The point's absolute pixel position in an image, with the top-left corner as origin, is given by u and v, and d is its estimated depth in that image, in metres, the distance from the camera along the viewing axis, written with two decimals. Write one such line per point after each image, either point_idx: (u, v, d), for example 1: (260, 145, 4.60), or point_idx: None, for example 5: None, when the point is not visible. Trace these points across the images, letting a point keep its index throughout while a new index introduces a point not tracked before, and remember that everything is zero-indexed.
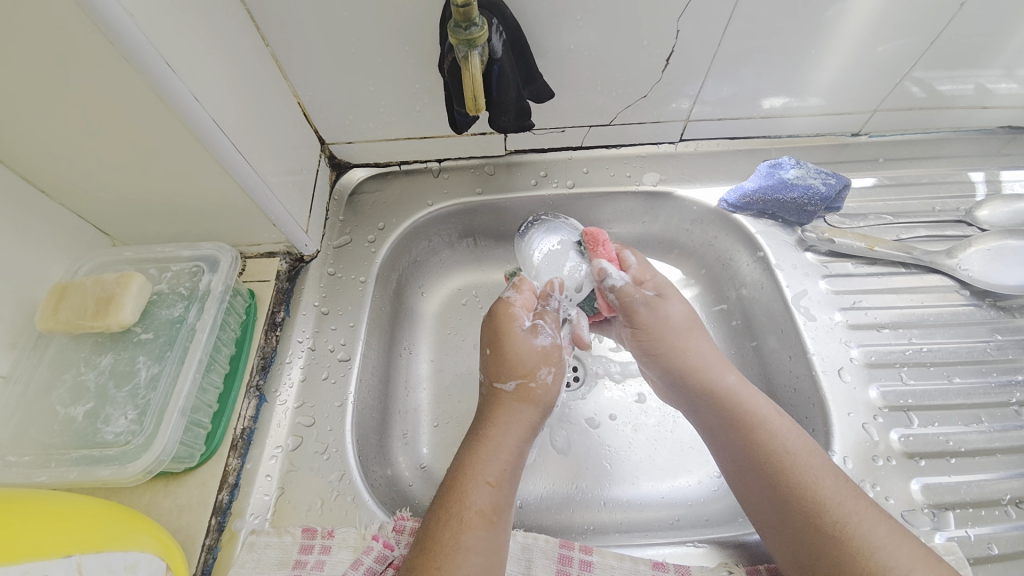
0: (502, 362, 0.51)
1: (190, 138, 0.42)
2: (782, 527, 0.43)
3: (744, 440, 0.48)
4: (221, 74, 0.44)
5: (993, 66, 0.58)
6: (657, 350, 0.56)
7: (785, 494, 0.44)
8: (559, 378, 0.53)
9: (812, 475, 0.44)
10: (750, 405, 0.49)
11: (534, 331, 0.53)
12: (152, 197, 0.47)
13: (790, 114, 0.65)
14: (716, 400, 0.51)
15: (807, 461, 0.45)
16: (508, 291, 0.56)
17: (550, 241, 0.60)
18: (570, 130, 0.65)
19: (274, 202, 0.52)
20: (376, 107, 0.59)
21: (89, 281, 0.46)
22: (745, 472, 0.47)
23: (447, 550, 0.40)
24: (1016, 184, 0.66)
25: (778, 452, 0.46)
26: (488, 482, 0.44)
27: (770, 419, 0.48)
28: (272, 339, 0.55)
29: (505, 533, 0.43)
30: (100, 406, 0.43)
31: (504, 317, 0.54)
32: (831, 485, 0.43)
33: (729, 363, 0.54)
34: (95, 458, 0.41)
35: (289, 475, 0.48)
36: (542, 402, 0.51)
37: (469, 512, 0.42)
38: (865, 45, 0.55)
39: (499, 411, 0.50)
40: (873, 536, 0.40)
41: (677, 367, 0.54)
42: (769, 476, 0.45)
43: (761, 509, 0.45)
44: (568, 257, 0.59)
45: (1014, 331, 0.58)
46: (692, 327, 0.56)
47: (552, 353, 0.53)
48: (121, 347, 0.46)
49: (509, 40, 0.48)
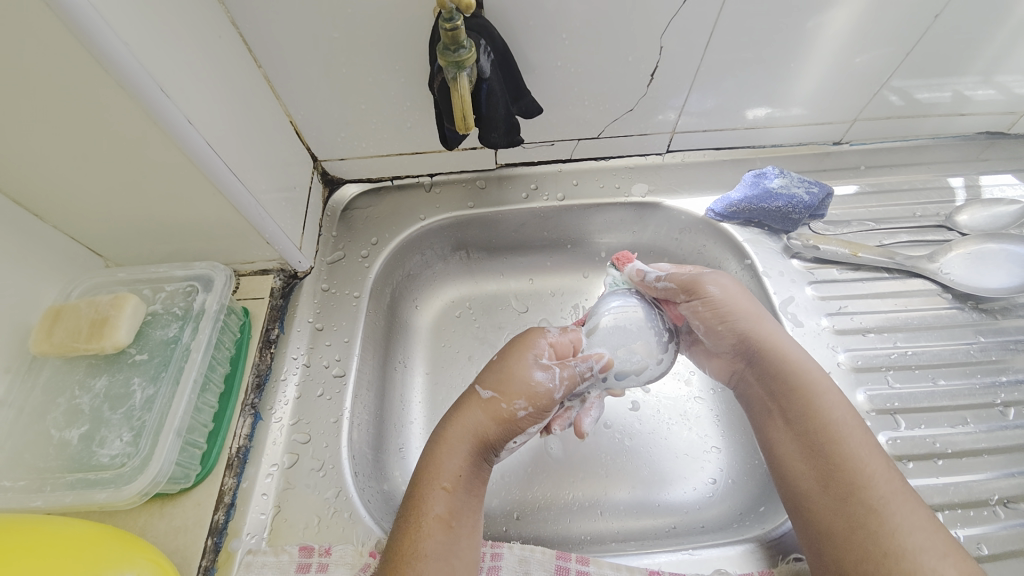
0: (497, 372, 0.51)
1: (184, 159, 0.42)
2: (822, 493, 0.44)
3: (801, 409, 0.48)
4: (214, 95, 0.45)
5: (968, 73, 0.60)
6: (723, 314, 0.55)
7: (831, 464, 0.45)
8: (526, 421, 0.50)
9: (863, 451, 0.45)
10: (812, 375, 0.50)
11: (543, 369, 0.51)
12: (144, 215, 0.48)
13: (773, 124, 0.66)
14: (780, 363, 0.51)
15: (863, 437, 0.45)
16: (554, 329, 0.55)
17: (622, 315, 0.56)
18: (559, 143, 0.66)
19: (268, 220, 0.53)
20: (367, 124, 0.60)
21: (83, 304, 0.46)
22: (798, 437, 0.48)
23: (406, 559, 0.41)
24: (995, 188, 0.68)
25: (835, 423, 0.47)
26: (443, 487, 0.44)
27: (829, 391, 0.49)
28: (267, 356, 0.55)
29: (465, 539, 0.44)
30: (94, 429, 0.43)
31: (530, 340, 0.53)
32: (880, 464, 0.44)
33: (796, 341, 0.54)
34: (91, 481, 0.41)
35: (285, 493, 0.48)
36: (505, 426, 0.49)
37: (428, 518, 0.43)
38: (843, 56, 0.57)
39: (463, 410, 0.49)
40: (916, 516, 0.41)
41: (746, 332, 0.54)
42: (822, 441, 0.46)
43: (800, 479, 0.46)
44: (628, 343, 0.55)
45: (997, 332, 0.60)
46: (753, 301, 0.56)
47: (540, 395, 0.50)
48: (116, 369, 0.46)
49: (498, 60, 0.49)
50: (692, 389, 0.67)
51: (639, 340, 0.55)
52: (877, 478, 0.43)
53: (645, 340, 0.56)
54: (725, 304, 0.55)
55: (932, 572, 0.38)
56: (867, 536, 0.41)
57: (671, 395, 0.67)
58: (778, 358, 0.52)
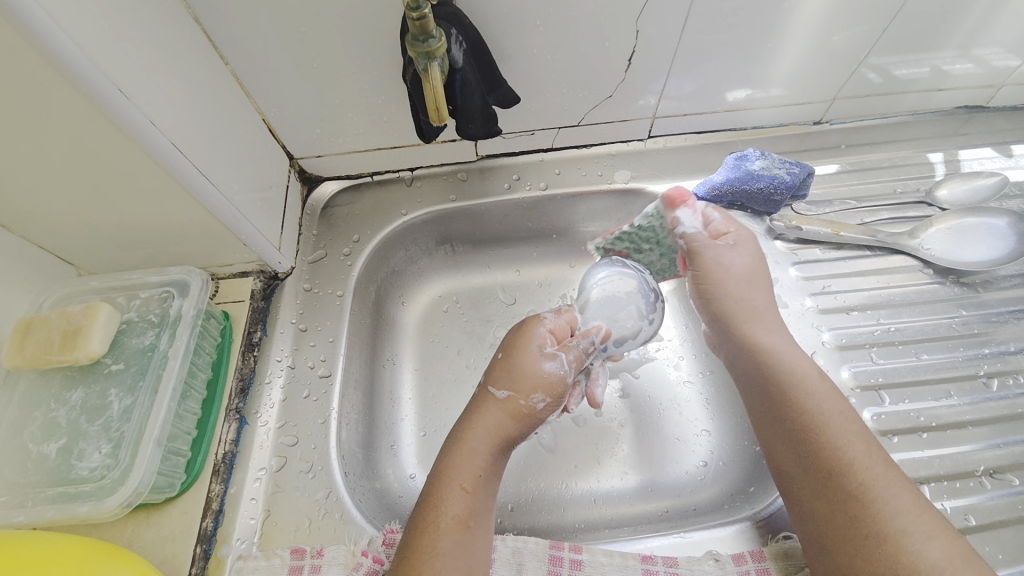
0: (507, 369, 0.49)
1: (150, 161, 0.41)
2: (805, 477, 0.45)
3: (778, 396, 0.49)
4: (177, 94, 0.43)
5: (946, 47, 0.60)
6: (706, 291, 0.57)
7: (811, 450, 0.45)
8: (548, 411, 0.50)
9: (842, 437, 0.45)
10: (788, 364, 0.50)
11: (550, 357, 0.50)
12: (114, 220, 0.46)
13: (753, 105, 0.66)
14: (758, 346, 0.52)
15: (844, 422, 0.46)
16: (547, 312, 0.54)
17: (612, 285, 0.58)
18: (539, 132, 0.66)
19: (243, 222, 0.51)
20: (343, 119, 0.59)
21: (54, 315, 0.44)
22: (777, 423, 0.48)
23: (424, 558, 0.41)
24: (974, 162, 0.68)
25: (812, 411, 0.47)
26: (463, 488, 0.44)
27: (808, 378, 0.49)
28: (250, 360, 0.54)
29: (483, 536, 0.44)
30: (72, 442, 0.42)
31: (530, 331, 0.52)
32: (862, 450, 0.44)
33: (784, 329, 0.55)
34: (71, 495, 0.40)
35: (274, 496, 0.48)
36: (525, 421, 0.49)
37: (446, 518, 0.42)
38: (822, 34, 0.56)
39: (481, 412, 0.48)
40: (900, 499, 0.41)
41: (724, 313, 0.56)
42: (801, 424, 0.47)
43: (782, 463, 0.47)
44: (622, 311, 0.56)
45: (978, 306, 0.60)
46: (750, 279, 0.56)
47: (555, 383, 0.50)
48: (92, 380, 0.44)
49: (470, 48, 0.48)
50: (681, 373, 0.67)
51: (631, 307, 0.57)
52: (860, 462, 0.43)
53: (636, 306, 0.57)
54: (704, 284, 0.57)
55: (916, 554, 0.38)
56: (852, 521, 0.41)
57: (660, 380, 0.67)
58: (754, 343, 0.53)
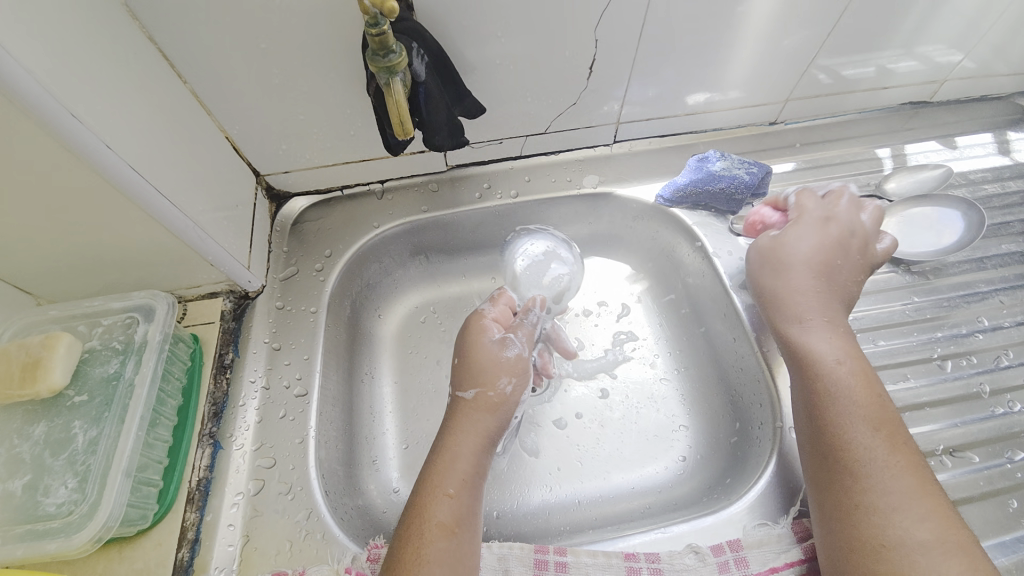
0: (467, 369, 0.51)
1: (106, 183, 0.40)
2: (814, 450, 0.47)
3: (799, 374, 0.51)
4: (134, 116, 0.43)
5: (888, 48, 0.63)
6: (762, 265, 0.57)
7: (818, 426, 0.47)
8: (520, 389, 0.52)
9: (852, 417, 0.46)
10: (809, 344, 0.51)
11: (503, 343, 0.53)
12: (72, 247, 0.45)
13: (712, 108, 0.68)
14: (790, 324, 0.53)
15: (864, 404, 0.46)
16: (486, 303, 0.57)
17: (533, 252, 0.64)
18: (507, 141, 0.67)
19: (209, 242, 0.50)
20: (309, 133, 0.59)
21: (12, 347, 0.42)
22: (798, 399, 0.51)
23: (411, 565, 0.40)
24: (919, 155, 0.72)
25: (828, 390, 0.48)
26: (447, 494, 0.44)
27: (832, 360, 0.49)
28: (222, 382, 0.53)
29: (470, 542, 0.44)
30: (38, 478, 0.39)
31: (475, 328, 0.54)
32: (869, 432, 0.45)
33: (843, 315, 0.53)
34: (39, 533, 0.38)
35: (252, 521, 0.47)
36: (500, 412, 0.50)
37: (430, 525, 0.42)
38: (771, 38, 0.59)
39: (458, 418, 0.49)
40: (902, 480, 0.42)
41: (768, 291, 0.56)
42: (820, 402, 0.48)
43: (800, 435, 0.50)
44: (549, 270, 0.63)
45: (930, 292, 0.64)
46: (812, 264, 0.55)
47: (516, 364, 0.52)
48: (54, 414, 0.42)
49: (433, 63, 0.49)
50: (657, 371, 0.69)
51: (555, 262, 0.64)
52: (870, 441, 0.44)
53: (560, 261, 0.64)
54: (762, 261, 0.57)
55: (898, 529, 0.40)
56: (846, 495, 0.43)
57: (637, 378, 0.68)
58: (785, 320, 0.54)
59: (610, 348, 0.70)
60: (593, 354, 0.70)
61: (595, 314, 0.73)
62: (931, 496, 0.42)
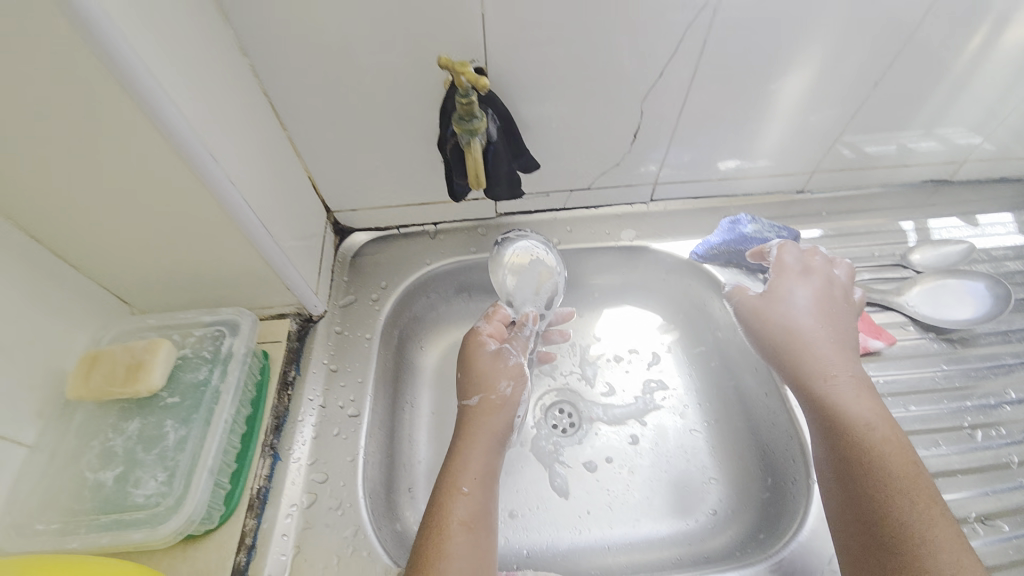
0: (469, 379, 0.57)
1: (223, 216, 0.46)
2: (853, 518, 0.47)
3: (835, 438, 0.51)
4: (250, 157, 0.50)
5: (908, 129, 0.69)
6: (781, 320, 0.59)
7: (860, 495, 0.48)
8: (519, 390, 0.57)
9: (895, 488, 0.46)
10: (845, 410, 0.52)
11: (500, 353, 0.59)
12: (177, 266, 0.51)
13: (744, 175, 0.74)
14: (816, 384, 0.55)
15: (899, 469, 0.47)
16: (480, 321, 0.62)
17: (520, 263, 0.65)
18: (553, 194, 0.73)
19: (290, 268, 0.56)
20: (380, 177, 0.66)
21: (118, 349, 0.48)
22: (834, 463, 0.51)
23: (433, 558, 0.44)
24: (942, 230, 0.77)
25: (869, 459, 0.49)
26: (463, 491, 0.48)
27: (869, 428, 0.50)
28: (284, 398, 0.57)
29: (488, 537, 0.47)
30: (128, 471, 0.45)
31: (473, 344, 0.59)
32: (914, 506, 0.45)
33: (860, 369, 0.55)
34: (126, 522, 0.43)
35: (304, 533, 0.49)
36: (504, 412, 0.55)
37: (450, 521, 0.46)
38: (799, 116, 0.66)
39: (468, 424, 0.54)
40: (947, 552, 0.43)
41: (793, 347, 0.57)
42: (857, 467, 0.49)
43: (834, 500, 0.50)
44: (538, 275, 0.65)
45: (958, 361, 0.66)
46: (823, 316, 0.58)
47: (512, 368, 0.58)
48: (148, 412, 0.48)
49: (503, 126, 0.56)
50: (688, 422, 0.70)
51: (542, 266, 0.65)
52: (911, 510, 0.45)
53: (546, 264, 0.66)
54: (777, 314, 0.59)
55: None
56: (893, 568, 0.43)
57: (668, 428, 0.70)
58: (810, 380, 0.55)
59: (641, 395, 0.73)
60: (624, 400, 0.73)
61: (626, 360, 0.76)
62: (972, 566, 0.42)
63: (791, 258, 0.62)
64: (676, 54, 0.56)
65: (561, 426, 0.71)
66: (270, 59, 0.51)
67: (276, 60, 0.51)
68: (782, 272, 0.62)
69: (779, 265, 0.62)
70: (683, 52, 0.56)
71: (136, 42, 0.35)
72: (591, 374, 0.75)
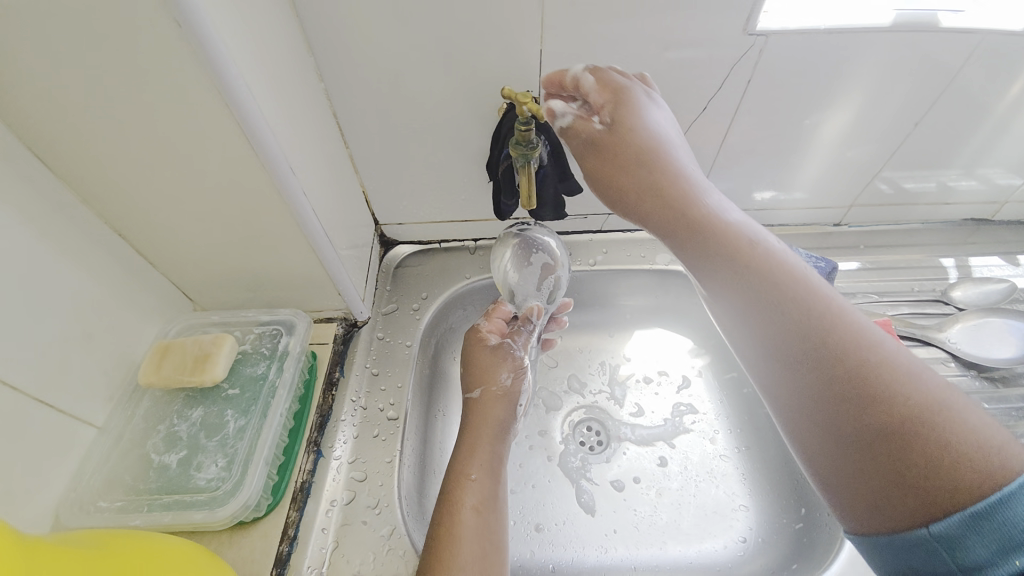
0: (472, 373, 0.58)
1: (292, 223, 0.50)
2: (802, 380, 0.38)
3: (809, 337, 0.38)
4: (320, 169, 0.54)
5: (949, 167, 0.70)
6: (652, 160, 0.51)
7: (864, 395, 0.35)
8: (520, 381, 0.57)
9: (888, 367, 0.35)
10: (801, 290, 0.40)
11: (500, 347, 0.59)
12: (241, 268, 0.55)
13: (780, 206, 0.76)
14: (705, 229, 0.47)
15: (799, 293, 0.41)
16: (481, 320, 0.62)
17: (523, 262, 0.64)
18: (591, 217, 0.76)
19: (343, 276, 0.59)
20: (429, 194, 0.70)
21: (188, 341, 0.54)
22: (815, 371, 0.37)
23: (444, 541, 0.43)
24: (984, 268, 0.76)
25: (870, 361, 0.36)
26: (471, 477, 0.48)
27: (836, 312, 0.39)
28: (329, 398, 0.59)
29: (500, 524, 0.47)
30: (192, 455, 0.49)
31: (473, 341, 0.60)
32: (908, 373, 0.35)
33: (681, 141, 0.55)
34: (187, 503, 0.47)
35: (344, 529, 0.51)
36: (505, 402, 0.56)
37: (461, 505, 0.46)
38: (837, 151, 0.67)
39: (473, 416, 0.55)
40: (888, 367, 0.35)
41: (676, 193, 0.50)
42: (773, 312, 0.40)
43: (833, 422, 0.36)
44: (541, 274, 0.64)
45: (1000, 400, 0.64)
46: (677, 144, 0.53)
47: (511, 360, 0.58)
48: (211, 401, 0.53)
49: (553, 151, 0.59)
50: (717, 447, 0.70)
51: (546, 265, 0.64)
52: (831, 340, 0.37)
53: (550, 263, 0.64)
54: (654, 150, 0.51)
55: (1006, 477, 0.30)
56: (862, 419, 0.34)
57: (697, 452, 0.70)
58: (745, 257, 0.44)
59: (670, 418, 0.73)
60: (653, 422, 0.73)
61: (656, 382, 0.76)
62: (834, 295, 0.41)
63: (612, 81, 0.52)
64: (721, 90, 0.59)
65: (589, 444, 0.71)
66: (343, 83, 0.55)
67: (347, 84, 0.56)
68: (624, 102, 0.51)
69: (619, 92, 0.51)
70: (727, 89, 0.58)
71: (241, 66, 0.39)
72: (620, 394, 0.75)
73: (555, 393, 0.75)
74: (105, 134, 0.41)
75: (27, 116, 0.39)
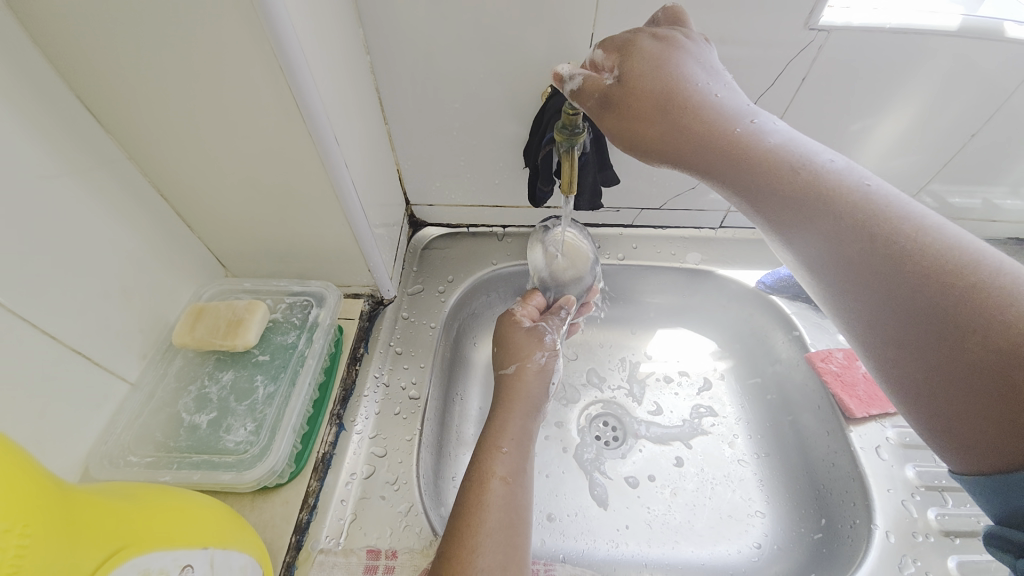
0: (506, 349, 0.57)
1: (331, 195, 0.49)
2: (898, 332, 0.32)
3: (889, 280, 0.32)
4: (361, 144, 0.53)
5: (1001, 183, 0.67)
6: (676, 114, 0.39)
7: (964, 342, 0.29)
8: (554, 361, 0.57)
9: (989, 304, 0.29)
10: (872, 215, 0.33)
11: (536, 330, 0.58)
12: (277, 239, 0.56)
13: None
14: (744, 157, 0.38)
15: (882, 212, 0.33)
16: (516, 305, 0.62)
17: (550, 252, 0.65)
18: (623, 210, 0.75)
19: (375, 252, 0.59)
20: (463, 177, 0.69)
21: (221, 306, 0.55)
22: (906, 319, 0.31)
23: (472, 509, 0.43)
24: None
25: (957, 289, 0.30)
26: (501, 450, 0.48)
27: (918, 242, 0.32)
28: (353, 372, 0.60)
29: (525, 498, 0.46)
30: (221, 417, 0.50)
31: (508, 322, 0.60)
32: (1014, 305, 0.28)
33: (735, 82, 0.42)
34: (215, 464, 0.47)
35: (362, 502, 0.52)
36: (539, 379, 0.55)
37: (489, 477, 0.45)
38: (886, 158, 0.65)
39: (506, 392, 0.54)
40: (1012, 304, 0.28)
41: (715, 143, 0.39)
42: (863, 263, 0.33)
43: (934, 377, 0.30)
44: (568, 264, 0.64)
45: None
46: (709, 81, 0.40)
47: (546, 339, 0.58)
48: (240, 366, 0.54)
49: (595, 138, 0.58)
50: (736, 452, 0.69)
51: (574, 257, 0.65)
52: (941, 289, 0.30)
53: (578, 256, 0.65)
54: (673, 111, 0.39)
55: None
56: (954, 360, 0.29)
57: (714, 454, 0.69)
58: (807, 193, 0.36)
59: (688, 419, 0.72)
60: (671, 421, 0.72)
61: (676, 382, 0.75)
62: (945, 221, 0.33)
63: (617, 39, 0.42)
64: (772, 88, 0.57)
65: (605, 438, 0.71)
66: (388, 59, 0.55)
67: (392, 60, 0.55)
68: (632, 54, 0.40)
69: (625, 48, 0.40)
70: (778, 88, 0.56)
71: (300, 32, 0.39)
72: (639, 392, 0.74)
73: (573, 386, 0.75)
74: (157, 92, 0.41)
75: (86, 70, 0.39)
